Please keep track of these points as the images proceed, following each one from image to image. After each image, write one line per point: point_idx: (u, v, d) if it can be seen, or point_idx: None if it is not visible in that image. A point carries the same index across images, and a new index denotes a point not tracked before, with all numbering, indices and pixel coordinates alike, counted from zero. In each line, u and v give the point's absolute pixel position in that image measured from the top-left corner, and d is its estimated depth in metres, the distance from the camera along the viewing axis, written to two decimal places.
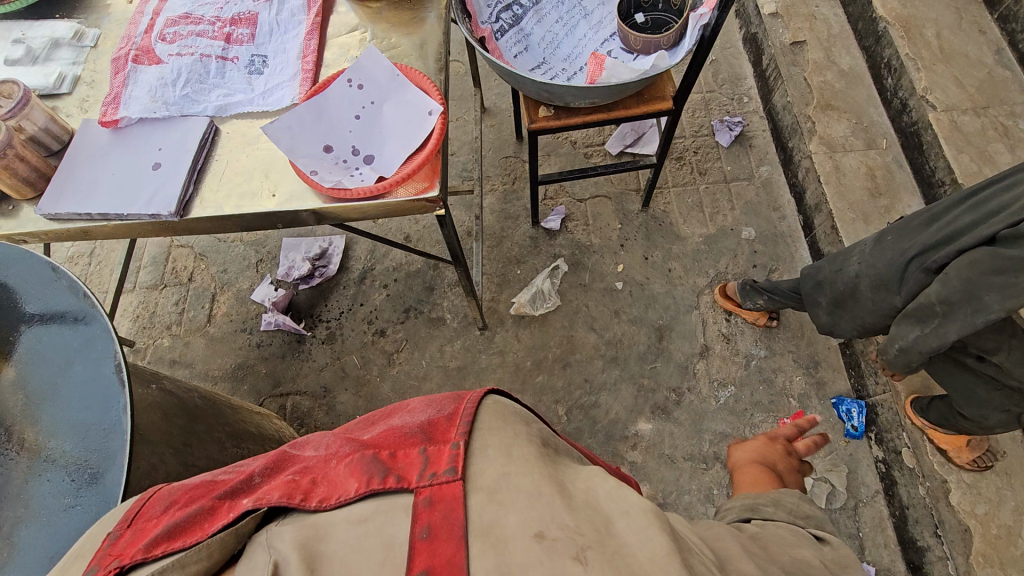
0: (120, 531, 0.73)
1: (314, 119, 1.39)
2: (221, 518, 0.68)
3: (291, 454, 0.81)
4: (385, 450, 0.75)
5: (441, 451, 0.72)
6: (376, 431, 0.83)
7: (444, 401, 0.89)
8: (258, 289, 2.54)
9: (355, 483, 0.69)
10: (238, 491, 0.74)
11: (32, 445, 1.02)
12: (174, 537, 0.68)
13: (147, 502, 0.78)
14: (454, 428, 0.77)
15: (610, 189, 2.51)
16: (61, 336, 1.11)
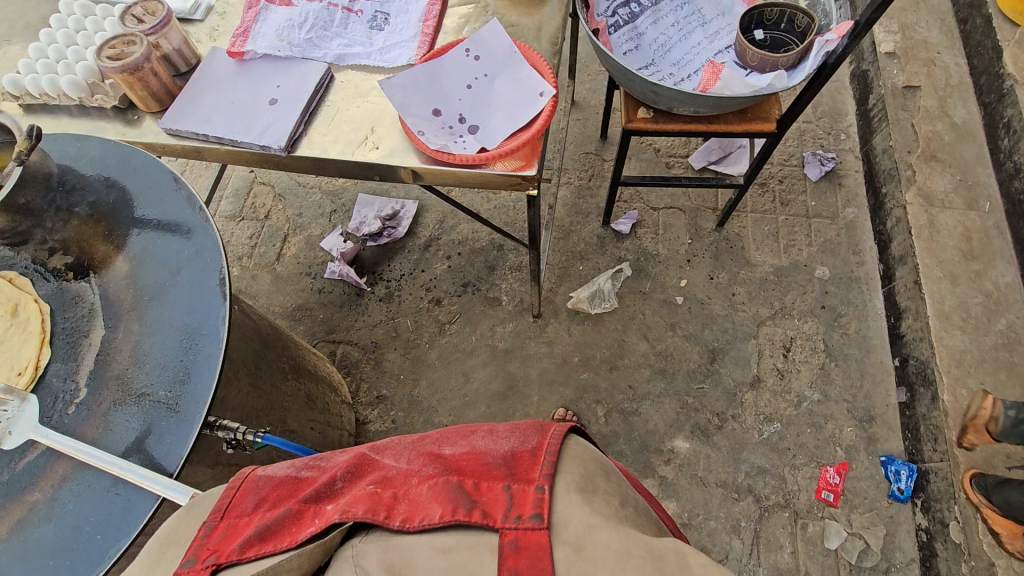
0: (215, 520, 0.87)
1: (429, 84, 1.43)
2: (308, 526, 0.82)
3: (373, 462, 0.93)
4: (468, 480, 0.86)
5: (522, 493, 0.82)
6: (456, 452, 0.94)
7: (527, 428, 0.98)
8: (327, 238, 2.62)
9: (439, 511, 0.80)
10: (322, 496, 0.88)
11: (137, 338, 1.12)
12: (267, 538, 0.82)
13: (236, 491, 0.92)
14: (535, 467, 0.87)
15: (686, 203, 2.48)
16: (172, 245, 1.20)
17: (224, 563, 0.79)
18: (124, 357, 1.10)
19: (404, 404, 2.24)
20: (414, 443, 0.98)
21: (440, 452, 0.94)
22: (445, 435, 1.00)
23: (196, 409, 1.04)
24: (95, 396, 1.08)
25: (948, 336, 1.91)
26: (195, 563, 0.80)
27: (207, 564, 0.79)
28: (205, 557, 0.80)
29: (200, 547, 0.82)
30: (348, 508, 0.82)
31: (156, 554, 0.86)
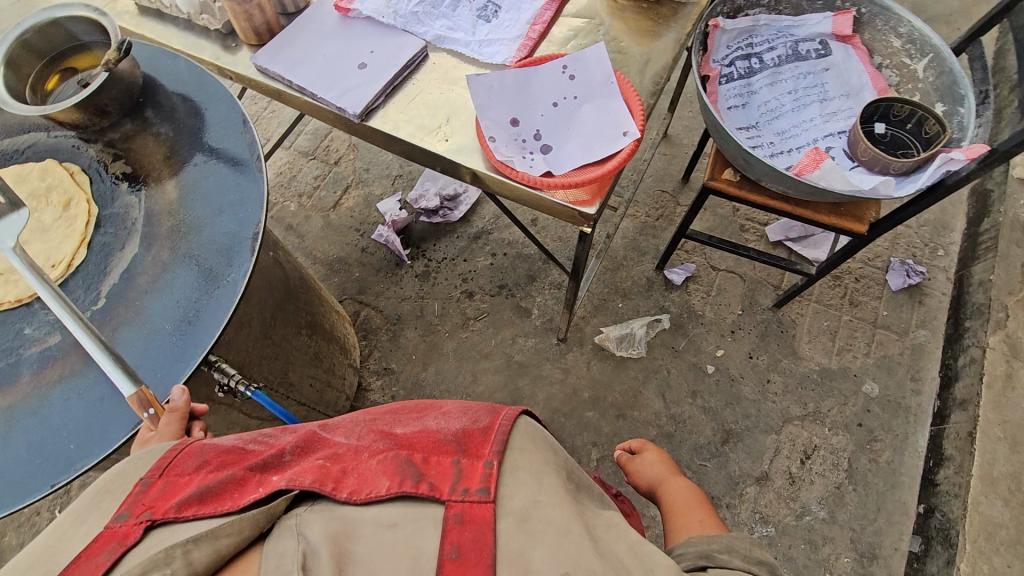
0: (151, 477, 0.81)
1: (516, 91, 1.38)
2: (250, 491, 0.76)
3: (323, 436, 0.89)
4: (419, 453, 0.83)
5: (471, 468, 0.79)
6: (409, 428, 0.90)
7: (480, 409, 0.96)
8: (385, 200, 2.63)
9: (387, 483, 0.77)
10: (267, 466, 0.81)
11: (165, 264, 1.14)
12: (205, 501, 0.75)
13: (177, 452, 0.86)
14: (485, 444, 0.84)
15: (749, 273, 2.34)
16: (221, 185, 1.21)
17: (159, 519, 0.73)
18: (144, 281, 1.12)
19: (407, 384, 2.25)
20: (366, 420, 0.94)
21: (392, 429, 0.91)
22: (399, 417, 0.97)
23: (191, 355, 1.03)
24: (110, 307, 1.11)
25: (987, 504, 1.72)
26: (126, 518, 0.73)
27: (139, 519, 0.73)
28: (137, 512, 0.74)
29: (133, 503, 0.76)
30: (293, 476, 0.77)
31: (85, 505, 0.79)
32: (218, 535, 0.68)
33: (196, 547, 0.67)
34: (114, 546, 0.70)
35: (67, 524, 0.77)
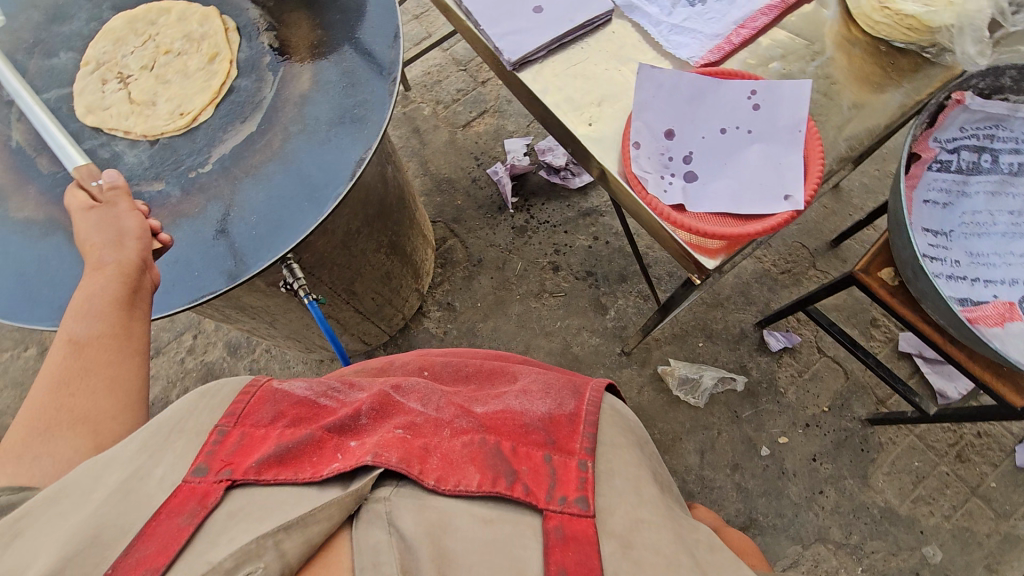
0: (228, 425, 0.81)
1: (685, 104, 1.23)
2: (330, 462, 0.79)
3: (398, 403, 0.93)
4: (508, 442, 0.87)
5: (565, 470, 0.84)
6: (487, 411, 0.95)
7: (562, 391, 1.02)
8: (514, 139, 2.53)
9: (478, 477, 0.80)
10: (345, 429, 0.86)
11: (270, 154, 1.10)
12: (285, 462, 0.78)
13: (249, 398, 0.87)
14: (572, 438, 0.90)
15: (856, 374, 2.09)
16: (349, 95, 1.14)
17: (239, 481, 0.74)
18: (245, 168, 1.10)
19: (462, 328, 2.24)
20: (439, 394, 0.98)
21: (469, 408, 0.95)
22: (470, 397, 1.01)
23: (258, 261, 1.02)
24: (210, 178, 1.10)
25: None
26: (204, 473, 0.74)
27: (219, 477, 0.74)
28: (216, 467, 0.75)
29: (210, 456, 0.76)
30: (380, 449, 0.79)
31: (154, 439, 0.77)
32: (308, 524, 0.69)
33: (288, 538, 0.68)
34: (193, 506, 0.71)
35: (139, 455, 0.75)
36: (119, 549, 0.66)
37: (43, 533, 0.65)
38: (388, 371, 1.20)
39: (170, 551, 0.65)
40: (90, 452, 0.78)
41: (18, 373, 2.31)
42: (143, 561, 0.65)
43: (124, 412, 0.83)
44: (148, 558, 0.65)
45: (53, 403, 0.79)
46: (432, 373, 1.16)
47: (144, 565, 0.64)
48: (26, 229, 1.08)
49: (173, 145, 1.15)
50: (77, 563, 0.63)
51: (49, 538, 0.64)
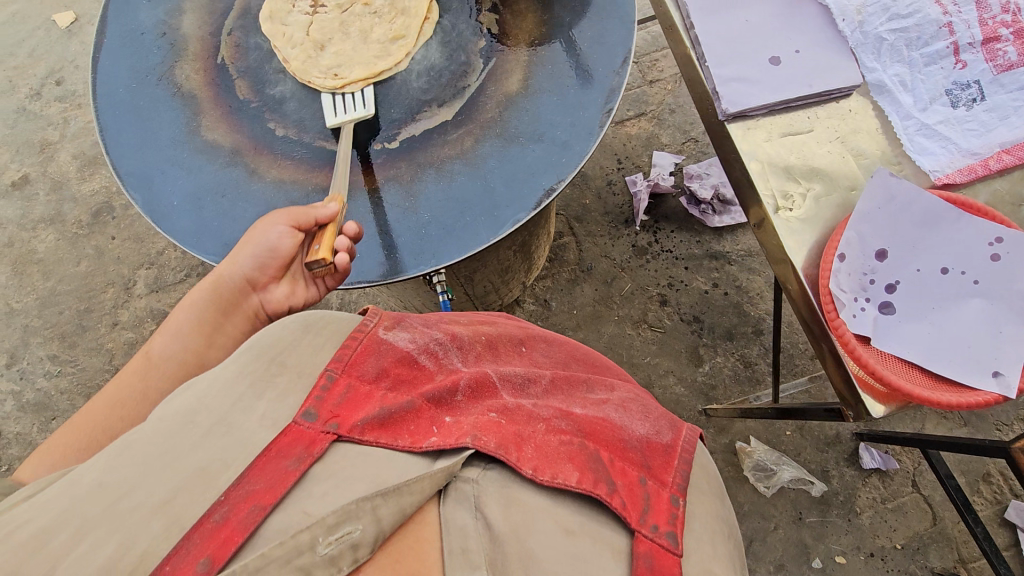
0: (335, 371, 0.78)
1: (910, 229, 1.08)
2: (427, 433, 0.76)
3: (493, 384, 0.87)
4: (606, 452, 0.82)
5: (658, 499, 0.81)
6: (585, 414, 0.88)
7: (659, 417, 0.97)
8: (664, 154, 2.38)
9: (577, 475, 0.76)
10: (442, 400, 0.81)
11: (460, 151, 1.05)
12: (386, 424, 0.76)
13: (357, 346, 0.83)
14: (666, 470, 0.86)
15: (945, 522, 1.92)
16: (555, 112, 1.06)
17: (344, 436, 0.72)
18: (432, 160, 1.05)
19: (551, 328, 2.19)
20: (534, 388, 0.91)
21: (569, 408, 0.88)
22: (569, 391, 0.94)
23: (422, 262, 0.98)
24: (393, 156, 1.06)
25: None
26: (313, 419, 0.72)
27: (326, 428, 0.72)
28: (323, 417, 0.73)
29: (318, 402, 0.74)
30: (479, 432, 0.75)
31: (258, 369, 0.76)
32: (402, 493, 0.66)
33: (384, 504, 0.65)
34: (301, 451, 0.69)
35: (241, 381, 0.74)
36: (228, 479, 0.65)
37: (150, 465, 0.65)
38: (492, 324, 1.09)
39: (276, 493, 0.64)
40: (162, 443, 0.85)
41: (139, 230, 2.43)
42: (252, 495, 0.64)
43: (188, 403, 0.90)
44: (258, 493, 0.64)
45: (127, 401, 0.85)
46: (532, 350, 1.05)
47: (253, 499, 0.64)
48: (211, 153, 1.09)
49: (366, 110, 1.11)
50: (187, 492, 0.63)
51: (159, 466, 0.65)
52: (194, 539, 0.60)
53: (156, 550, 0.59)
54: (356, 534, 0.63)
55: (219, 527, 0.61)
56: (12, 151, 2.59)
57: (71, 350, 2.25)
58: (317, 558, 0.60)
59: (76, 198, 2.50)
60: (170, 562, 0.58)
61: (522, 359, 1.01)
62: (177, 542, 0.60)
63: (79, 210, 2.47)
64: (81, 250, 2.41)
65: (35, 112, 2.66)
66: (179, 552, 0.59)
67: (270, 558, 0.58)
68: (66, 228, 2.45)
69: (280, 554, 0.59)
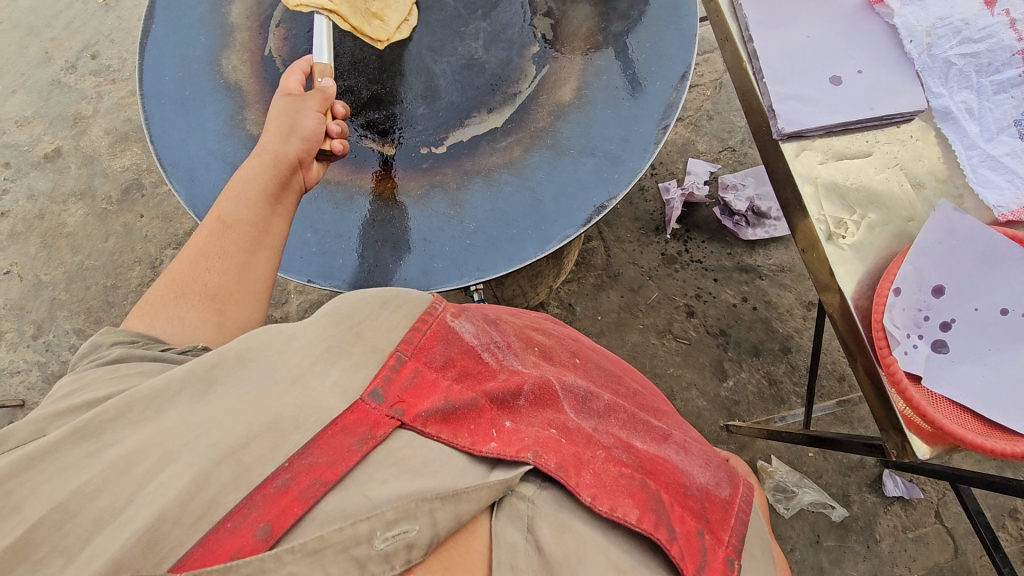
0: (404, 354, 0.78)
1: (971, 266, 1.04)
2: (486, 435, 0.73)
3: (554, 394, 0.85)
4: (665, 495, 0.81)
5: (713, 556, 0.78)
6: (646, 448, 0.88)
7: (717, 468, 0.97)
8: (699, 162, 2.33)
9: (636, 513, 0.73)
10: (506, 402, 0.79)
11: (508, 160, 1.03)
12: (449, 419, 0.73)
13: (425, 329, 0.82)
14: (723, 525, 0.85)
15: (967, 556, 1.88)
16: (609, 125, 1.02)
17: (408, 424, 0.70)
18: (481, 169, 1.03)
19: None
20: (595, 404, 0.91)
21: (630, 440, 0.88)
22: (630, 421, 0.94)
23: (466, 273, 0.96)
24: (439, 162, 1.04)
25: None
26: (379, 401, 0.71)
27: (392, 413, 0.70)
28: (389, 401, 0.71)
29: (385, 383, 0.73)
30: (540, 448, 0.73)
31: (336, 335, 0.74)
32: (461, 500, 0.65)
33: (443, 508, 0.63)
34: (364, 432, 0.67)
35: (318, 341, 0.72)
36: (296, 442, 0.64)
37: (231, 409, 0.63)
38: (545, 333, 1.12)
39: (339, 470, 0.63)
40: (210, 324, 0.79)
41: (167, 210, 2.43)
42: (315, 468, 0.63)
43: (248, 296, 0.84)
44: (320, 467, 0.63)
45: (191, 274, 0.81)
46: (585, 363, 1.08)
47: (315, 472, 0.63)
48: (256, 149, 1.08)
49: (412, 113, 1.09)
50: (258, 443, 0.62)
51: (241, 411, 0.63)
52: (256, 501, 0.59)
53: (223, 501, 0.58)
54: (411, 535, 0.61)
55: (280, 493, 0.61)
56: (45, 123, 2.60)
57: (97, 326, 2.27)
58: (373, 553, 0.59)
59: (106, 174, 2.50)
60: (231, 520, 0.58)
61: (577, 371, 1.03)
62: (241, 498, 0.59)
63: (109, 186, 2.48)
64: (109, 226, 2.42)
65: (70, 85, 2.66)
66: (239, 511, 0.58)
67: (329, 541, 0.57)
68: (96, 202, 2.46)
69: (338, 540, 0.58)
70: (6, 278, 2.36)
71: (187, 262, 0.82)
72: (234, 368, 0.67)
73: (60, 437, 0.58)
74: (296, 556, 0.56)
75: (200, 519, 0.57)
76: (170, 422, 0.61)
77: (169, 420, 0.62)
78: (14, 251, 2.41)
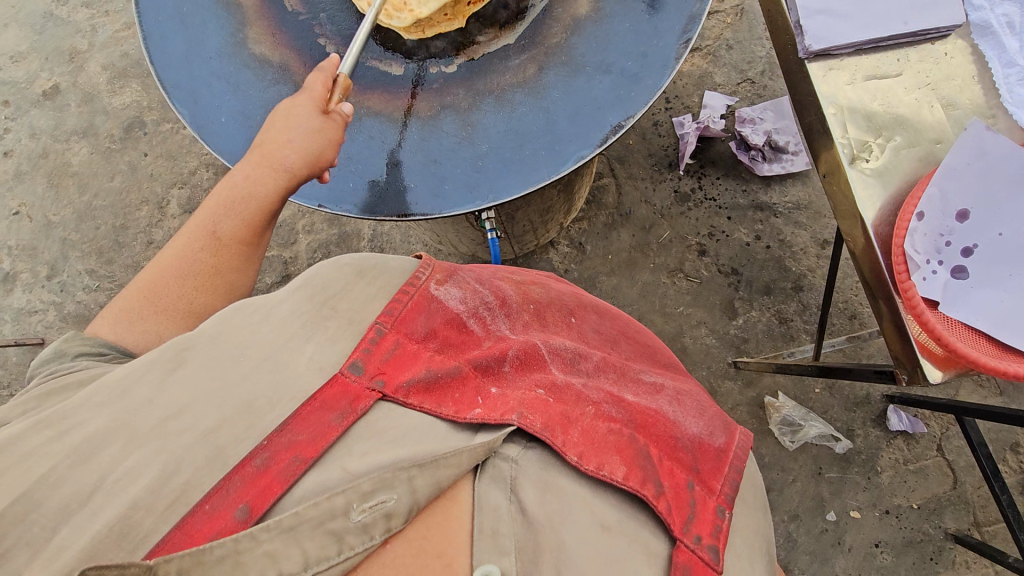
0: (384, 327, 0.80)
1: (999, 188, 1.01)
2: (467, 403, 0.76)
3: (541, 358, 0.88)
4: (655, 449, 0.83)
5: (703, 508, 0.81)
6: (637, 402, 0.89)
7: (714, 420, 0.98)
8: (716, 95, 2.25)
9: (624, 471, 0.76)
10: (489, 369, 0.82)
11: (521, 80, 1.00)
12: (433, 388, 0.76)
13: (407, 299, 0.84)
14: (716, 476, 0.87)
15: (966, 487, 1.93)
16: (628, 39, 0.98)
17: (388, 396, 0.73)
18: (495, 88, 1.01)
19: (584, 274, 2.16)
20: (584, 364, 0.92)
21: (620, 394, 0.89)
22: (620, 376, 0.95)
23: (482, 198, 0.95)
24: (450, 82, 1.03)
25: None
26: (359, 373, 0.74)
27: (372, 385, 0.73)
28: (370, 372, 0.74)
29: (366, 356, 0.76)
30: (525, 410, 0.75)
31: (310, 309, 0.79)
32: (440, 466, 0.66)
33: (421, 475, 0.66)
34: (345, 406, 0.71)
35: (292, 321, 0.78)
36: (273, 421, 0.69)
37: (201, 391, 0.69)
38: (545, 287, 1.12)
39: (318, 448, 0.67)
40: None
41: (171, 147, 2.39)
42: (295, 446, 0.67)
43: None
44: (299, 444, 0.67)
45: (177, 292, 0.86)
46: (580, 323, 1.06)
47: (294, 450, 0.67)
48: (259, 67, 1.09)
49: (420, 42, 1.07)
50: (229, 426, 0.67)
51: (207, 394, 0.69)
52: (235, 482, 0.64)
53: (196, 484, 0.63)
54: (389, 504, 0.63)
55: (259, 473, 0.64)
56: (42, 59, 2.54)
57: (109, 266, 2.28)
58: (350, 525, 0.61)
59: (107, 111, 2.45)
60: (210, 501, 0.62)
61: (570, 331, 1.02)
62: (220, 479, 0.64)
63: (111, 124, 2.44)
64: (115, 165, 2.39)
65: (64, 18, 2.59)
66: (219, 492, 0.63)
67: (304, 517, 0.60)
68: (99, 141, 2.42)
69: (314, 515, 0.60)
70: (16, 219, 2.37)
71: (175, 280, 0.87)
72: (204, 349, 0.73)
73: (27, 426, 0.65)
74: (271, 533, 0.58)
75: (176, 502, 0.62)
76: (136, 405, 0.67)
77: (136, 399, 0.67)
78: (22, 191, 2.40)
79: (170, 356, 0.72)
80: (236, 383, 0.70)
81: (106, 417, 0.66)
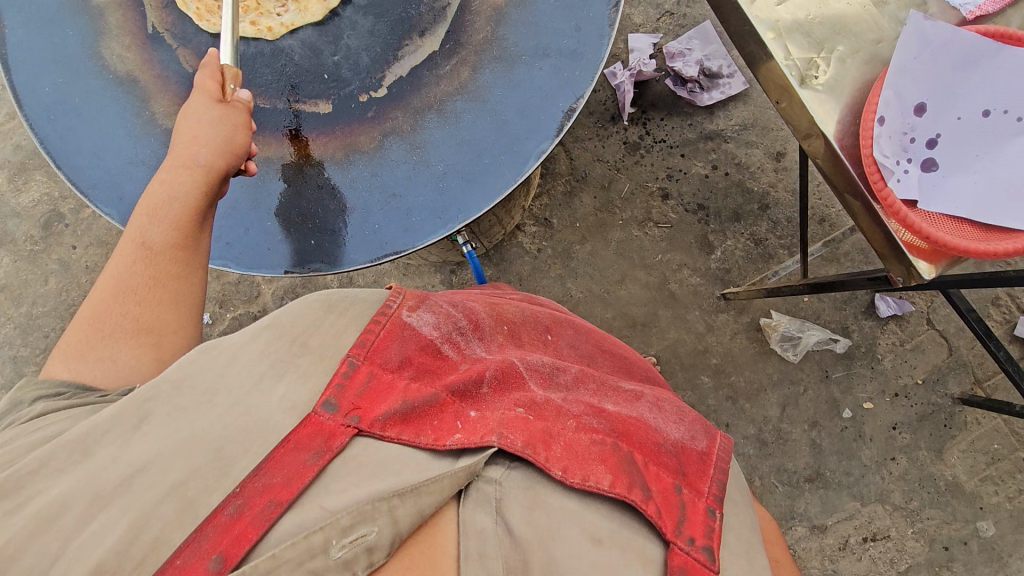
0: (357, 358, 0.75)
1: (948, 74, 1.02)
2: (449, 426, 0.72)
3: (521, 376, 0.84)
4: (640, 455, 0.79)
5: (693, 509, 0.76)
6: (618, 411, 0.85)
7: (695, 421, 0.93)
8: (640, 37, 2.21)
9: (610, 478, 0.72)
10: (467, 394, 0.77)
11: (458, 86, 0.98)
12: (410, 419, 0.72)
13: (380, 328, 0.79)
14: (703, 477, 0.82)
15: (961, 351, 2.02)
16: (558, 20, 0.97)
17: (366, 430, 0.69)
18: (433, 100, 0.98)
19: (558, 247, 2.13)
20: (562, 377, 0.88)
21: (601, 404, 0.86)
22: (601, 386, 0.91)
23: (452, 219, 0.94)
24: (383, 105, 0.99)
25: None
26: (333, 410, 0.69)
27: (348, 421, 0.69)
28: (345, 409, 0.70)
29: (339, 392, 0.71)
30: (505, 430, 0.71)
31: (279, 349, 0.75)
32: (421, 493, 0.63)
33: (402, 504, 0.62)
34: (320, 445, 0.67)
35: (261, 359, 0.73)
36: (246, 466, 0.65)
37: (168, 443, 0.65)
38: (518, 304, 1.06)
39: (294, 488, 0.62)
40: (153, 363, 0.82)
41: (99, 233, 2.24)
42: (269, 489, 0.62)
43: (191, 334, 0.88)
44: (274, 487, 0.62)
45: (117, 309, 0.83)
46: (557, 339, 1.03)
47: (269, 493, 0.62)
48: None
49: (342, 69, 1.02)
50: (199, 477, 0.63)
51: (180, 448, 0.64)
52: (207, 532, 0.59)
53: (167, 538, 0.59)
54: (371, 537, 0.60)
55: (233, 520, 0.60)
56: None
57: None
58: (331, 562, 0.58)
59: (18, 212, 2.27)
60: (181, 556, 0.57)
61: (546, 350, 0.98)
62: (190, 533, 0.59)
63: (27, 225, 2.26)
64: (44, 266, 2.23)
65: None
66: (189, 546, 0.58)
67: (280, 560, 0.57)
68: (19, 246, 2.25)
69: (292, 555, 0.57)
70: None
71: (108, 297, 0.84)
72: (169, 397, 0.69)
73: None
74: None
75: (143, 562, 0.57)
76: (97, 466, 0.63)
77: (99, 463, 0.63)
78: None
79: (139, 403, 0.68)
80: (203, 433, 0.66)
81: (67, 481, 0.61)
